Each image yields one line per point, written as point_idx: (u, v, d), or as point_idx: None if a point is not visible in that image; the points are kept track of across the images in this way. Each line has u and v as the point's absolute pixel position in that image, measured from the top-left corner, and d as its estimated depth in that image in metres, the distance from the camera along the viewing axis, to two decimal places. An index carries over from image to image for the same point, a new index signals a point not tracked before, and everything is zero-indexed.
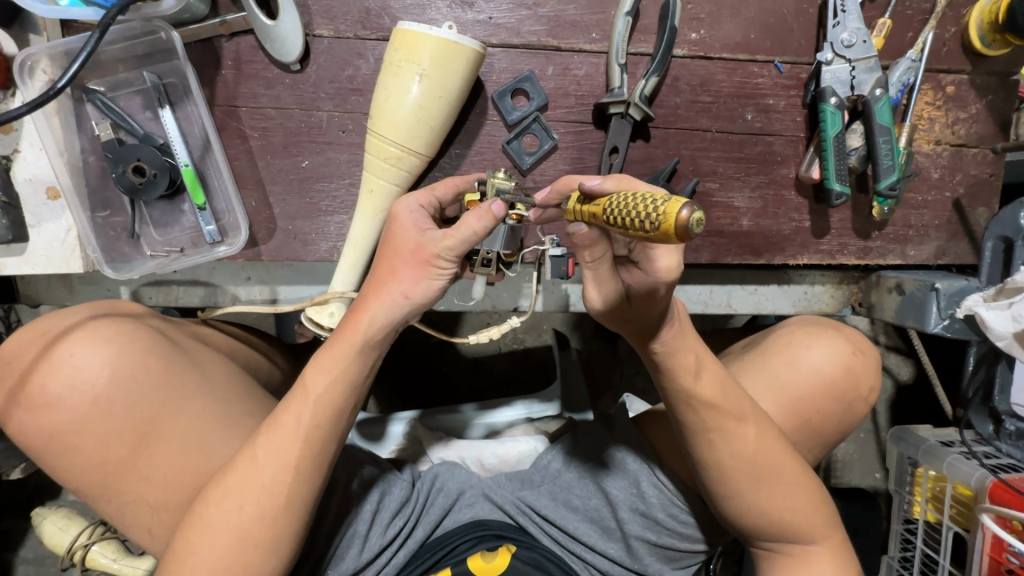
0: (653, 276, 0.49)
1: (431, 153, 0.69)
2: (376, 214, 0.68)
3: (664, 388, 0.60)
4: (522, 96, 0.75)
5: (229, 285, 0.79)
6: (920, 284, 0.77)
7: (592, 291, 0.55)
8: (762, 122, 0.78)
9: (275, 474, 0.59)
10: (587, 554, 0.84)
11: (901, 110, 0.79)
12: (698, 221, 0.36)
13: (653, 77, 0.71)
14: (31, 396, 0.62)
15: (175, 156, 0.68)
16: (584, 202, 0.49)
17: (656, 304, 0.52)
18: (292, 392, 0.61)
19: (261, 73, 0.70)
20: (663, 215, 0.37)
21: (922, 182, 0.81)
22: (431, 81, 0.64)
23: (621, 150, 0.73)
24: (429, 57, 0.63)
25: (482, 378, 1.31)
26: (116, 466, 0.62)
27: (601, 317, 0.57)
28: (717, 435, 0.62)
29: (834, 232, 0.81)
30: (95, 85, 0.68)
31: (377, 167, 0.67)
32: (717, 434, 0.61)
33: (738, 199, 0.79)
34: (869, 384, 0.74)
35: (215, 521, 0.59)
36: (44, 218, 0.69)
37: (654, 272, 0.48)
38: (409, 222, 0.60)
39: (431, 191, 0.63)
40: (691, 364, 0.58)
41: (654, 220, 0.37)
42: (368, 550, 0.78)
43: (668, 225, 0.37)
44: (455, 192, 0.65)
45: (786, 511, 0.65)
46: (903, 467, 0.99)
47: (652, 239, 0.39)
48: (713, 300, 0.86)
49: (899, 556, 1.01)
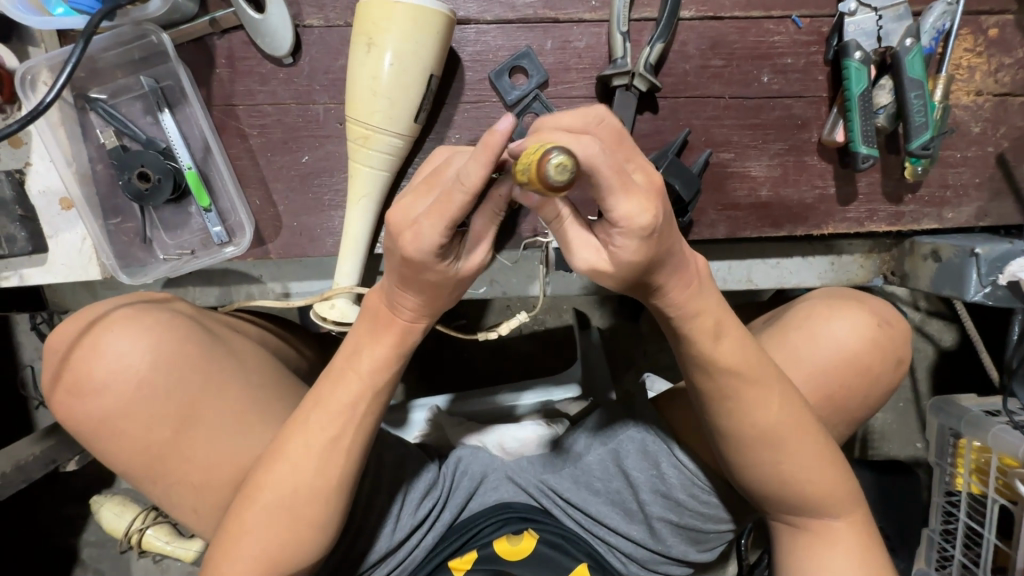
0: (619, 229, 0.43)
1: (408, 137, 0.67)
2: (365, 201, 0.68)
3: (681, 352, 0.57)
4: (521, 74, 0.71)
5: (244, 282, 0.80)
6: (957, 250, 0.72)
7: (572, 256, 0.47)
8: (780, 84, 0.73)
9: (329, 456, 0.63)
10: (610, 537, 0.85)
11: (936, 60, 0.72)
12: (565, 166, 0.39)
13: (658, 44, 0.67)
14: (74, 381, 0.58)
15: (178, 160, 0.69)
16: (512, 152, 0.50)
17: (648, 261, 0.45)
18: (337, 378, 0.64)
19: (254, 69, 0.70)
20: (530, 170, 0.40)
21: (961, 138, 0.75)
22: (404, 50, 0.62)
23: (627, 124, 0.70)
24: (399, 25, 0.61)
25: (506, 360, 1.31)
26: (159, 449, 0.59)
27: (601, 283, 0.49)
28: (739, 407, 0.59)
29: (863, 198, 0.76)
30: (97, 93, 0.69)
31: (357, 152, 0.66)
32: (738, 408, 0.59)
33: (755, 168, 0.74)
34: (899, 356, 0.70)
35: (269, 500, 0.62)
36: (60, 228, 0.71)
37: (622, 220, 0.42)
38: (412, 254, 0.49)
39: (440, 210, 0.46)
40: (710, 327, 0.55)
41: (526, 177, 0.40)
42: (399, 530, 0.80)
43: (537, 178, 0.39)
44: (469, 201, 0.46)
45: (812, 489, 0.63)
46: (944, 438, 0.95)
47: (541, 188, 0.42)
48: (732, 275, 0.82)
49: (940, 528, 0.98)
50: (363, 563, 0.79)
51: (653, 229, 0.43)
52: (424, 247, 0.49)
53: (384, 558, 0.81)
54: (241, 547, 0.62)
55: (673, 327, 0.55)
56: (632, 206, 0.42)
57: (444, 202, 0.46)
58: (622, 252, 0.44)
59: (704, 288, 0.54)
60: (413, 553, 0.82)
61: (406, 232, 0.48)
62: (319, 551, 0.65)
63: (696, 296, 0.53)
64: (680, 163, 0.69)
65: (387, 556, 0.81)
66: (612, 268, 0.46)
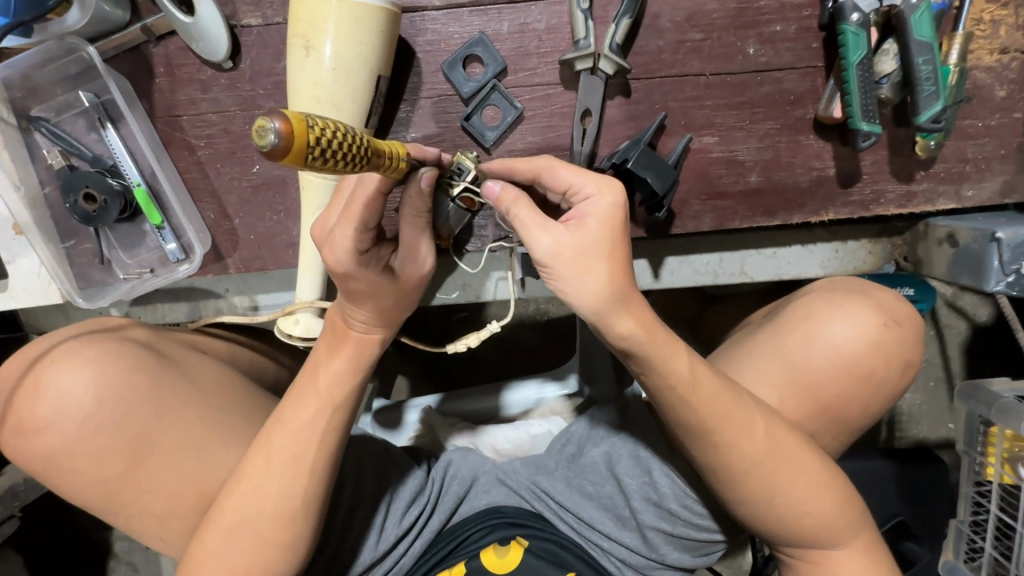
0: (590, 198, 0.48)
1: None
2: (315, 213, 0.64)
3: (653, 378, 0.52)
4: (477, 63, 0.66)
5: (210, 297, 0.78)
6: (976, 234, 0.64)
7: (539, 236, 0.46)
8: (768, 55, 0.65)
9: (291, 477, 0.58)
10: (604, 542, 0.77)
11: (952, 17, 0.63)
12: (266, 131, 0.32)
13: (625, 20, 0.61)
14: (21, 420, 0.58)
15: (125, 177, 0.67)
16: (398, 158, 0.46)
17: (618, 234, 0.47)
18: (298, 394, 0.59)
19: (194, 76, 0.66)
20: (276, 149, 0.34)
21: (982, 104, 0.65)
22: (342, 45, 0.55)
23: (595, 111, 0.63)
24: (335, 19, 0.54)
25: (507, 355, 1.23)
26: (116, 481, 0.58)
27: (569, 271, 0.46)
28: (724, 444, 0.54)
29: (867, 178, 0.67)
30: (39, 111, 0.67)
31: None
32: (724, 444, 0.54)
33: (742, 151, 0.67)
34: (906, 359, 0.63)
35: (232, 523, 0.57)
36: (18, 253, 0.70)
37: (593, 188, 0.48)
38: (336, 266, 0.52)
39: (347, 214, 0.50)
40: (686, 377, 0.51)
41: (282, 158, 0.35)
42: (384, 541, 0.73)
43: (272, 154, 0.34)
44: (374, 201, 0.50)
45: (808, 519, 0.58)
46: (974, 426, 0.87)
47: (306, 165, 0.35)
48: (725, 268, 0.75)
49: (969, 519, 0.89)
50: None
51: (623, 203, 0.48)
52: (342, 254, 0.52)
53: (372, 567, 0.73)
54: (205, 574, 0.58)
55: (642, 356, 0.50)
56: (604, 179, 0.48)
57: (349, 208, 0.50)
58: (596, 223, 0.47)
59: (658, 334, 0.49)
60: (396, 565, 0.75)
61: (324, 244, 0.52)
62: (291, 573, 0.61)
63: (655, 338, 0.49)
64: (654, 153, 0.63)
65: (370, 570, 0.73)
66: (587, 241, 0.46)
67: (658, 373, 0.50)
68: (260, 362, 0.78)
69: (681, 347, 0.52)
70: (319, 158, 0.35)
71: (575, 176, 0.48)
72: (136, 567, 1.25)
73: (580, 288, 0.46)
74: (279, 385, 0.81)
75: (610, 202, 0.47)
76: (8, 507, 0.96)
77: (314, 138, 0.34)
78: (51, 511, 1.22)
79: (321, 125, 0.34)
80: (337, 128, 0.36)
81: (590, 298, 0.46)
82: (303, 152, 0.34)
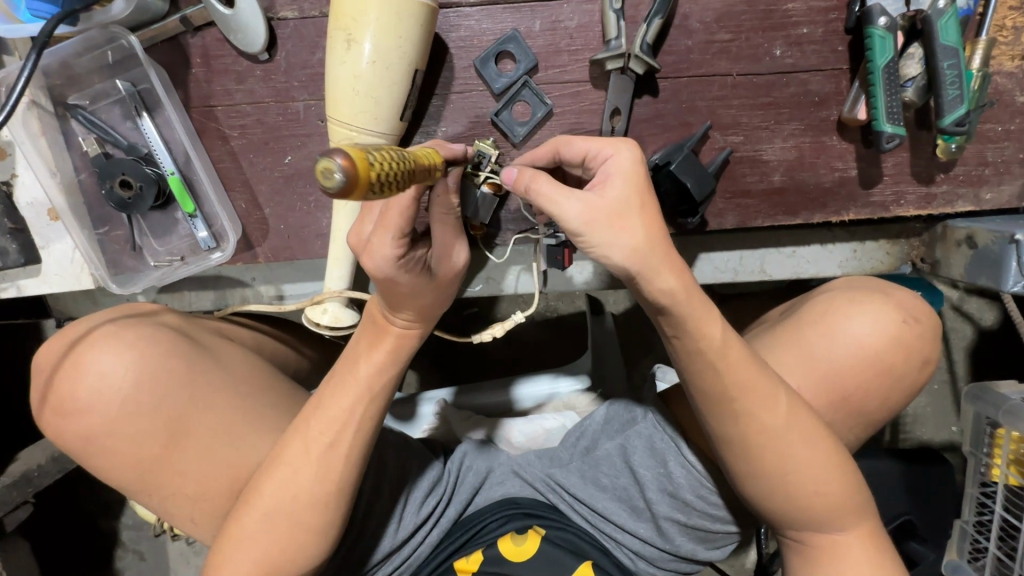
0: (609, 159, 0.47)
1: (392, 138, 0.61)
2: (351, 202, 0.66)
3: (680, 368, 0.53)
4: (509, 59, 0.67)
5: (237, 286, 0.79)
6: (995, 236, 0.65)
7: (568, 203, 0.44)
8: (794, 57, 0.66)
9: (326, 462, 0.59)
10: (618, 534, 0.77)
11: (976, 23, 0.65)
12: (332, 172, 0.32)
13: (657, 20, 0.62)
14: (61, 401, 0.59)
15: (160, 165, 0.67)
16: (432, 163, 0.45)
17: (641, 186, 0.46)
18: (337, 382, 0.60)
19: (230, 67, 0.67)
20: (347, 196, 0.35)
21: (1003, 109, 0.67)
22: (382, 40, 0.56)
23: (624, 111, 0.65)
24: (375, 13, 0.56)
25: (519, 351, 1.24)
26: (151, 463, 0.60)
27: (607, 233, 0.44)
28: (743, 419, 0.53)
29: (888, 179, 0.69)
30: (76, 99, 0.68)
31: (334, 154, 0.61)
32: (742, 404, 0.53)
33: (767, 151, 0.68)
34: (924, 355, 0.65)
35: (265, 508, 0.58)
36: (52, 239, 0.72)
37: (609, 147, 0.48)
38: (375, 271, 0.53)
39: (384, 223, 0.51)
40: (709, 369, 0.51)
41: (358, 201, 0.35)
42: (403, 529, 0.73)
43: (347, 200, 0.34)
44: (409, 208, 0.50)
45: (813, 494, 0.56)
46: (980, 428, 0.88)
47: (378, 196, 0.35)
48: (745, 267, 0.76)
49: (974, 520, 0.90)
50: (367, 563, 0.72)
51: (641, 159, 0.47)
52: (381, 262, 0.52)
53: (390, 556, 0.73)
54: (237, 557, 0.59)
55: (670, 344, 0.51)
56: (618, 141, 0.48)
57: (385, 218, 0.51)
58: (619, 182, 0.46)
59: (689, 303, 0.48)
60: (415, 554, 0.75)
61: (362, 252, 0.53)
62: (320, 558, 0.61)
63: (689, 282, 0.47)
64: (697, 159, 0.64)
65: (390, 557, 0.73)
66: (614, 197, 0.45)
67: (687, 332, 0.49)
68: (284, 351, 0.79)
69: (711, 310, 0.50)
70: (379, 189, 0.34)
71: (587, 143, 0.49)
72: (143, 556, 1.26)
73: (620, 247, 0.44)
74: (300, 374, 0.82)
75: (628, 160, 0.46)
76: (21, 493, 0.92)
77: (375, 172, 0.34)
78: (59, 499, 1.21)
79: (377, 157, 0.34)
80: (390, 158, 0.36)
81: (632, 256, 0.44)
82: (366, 189, 0.34)
